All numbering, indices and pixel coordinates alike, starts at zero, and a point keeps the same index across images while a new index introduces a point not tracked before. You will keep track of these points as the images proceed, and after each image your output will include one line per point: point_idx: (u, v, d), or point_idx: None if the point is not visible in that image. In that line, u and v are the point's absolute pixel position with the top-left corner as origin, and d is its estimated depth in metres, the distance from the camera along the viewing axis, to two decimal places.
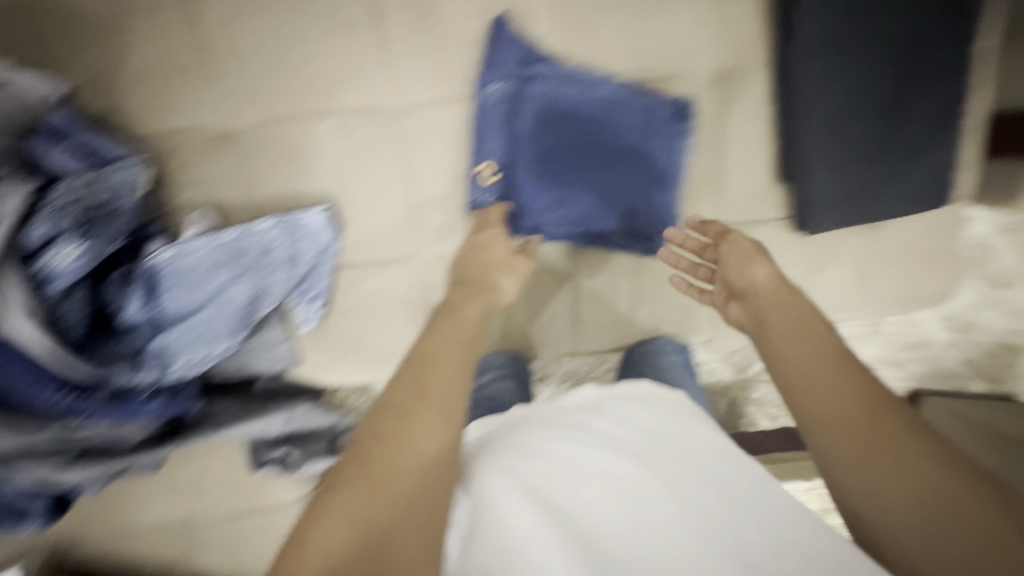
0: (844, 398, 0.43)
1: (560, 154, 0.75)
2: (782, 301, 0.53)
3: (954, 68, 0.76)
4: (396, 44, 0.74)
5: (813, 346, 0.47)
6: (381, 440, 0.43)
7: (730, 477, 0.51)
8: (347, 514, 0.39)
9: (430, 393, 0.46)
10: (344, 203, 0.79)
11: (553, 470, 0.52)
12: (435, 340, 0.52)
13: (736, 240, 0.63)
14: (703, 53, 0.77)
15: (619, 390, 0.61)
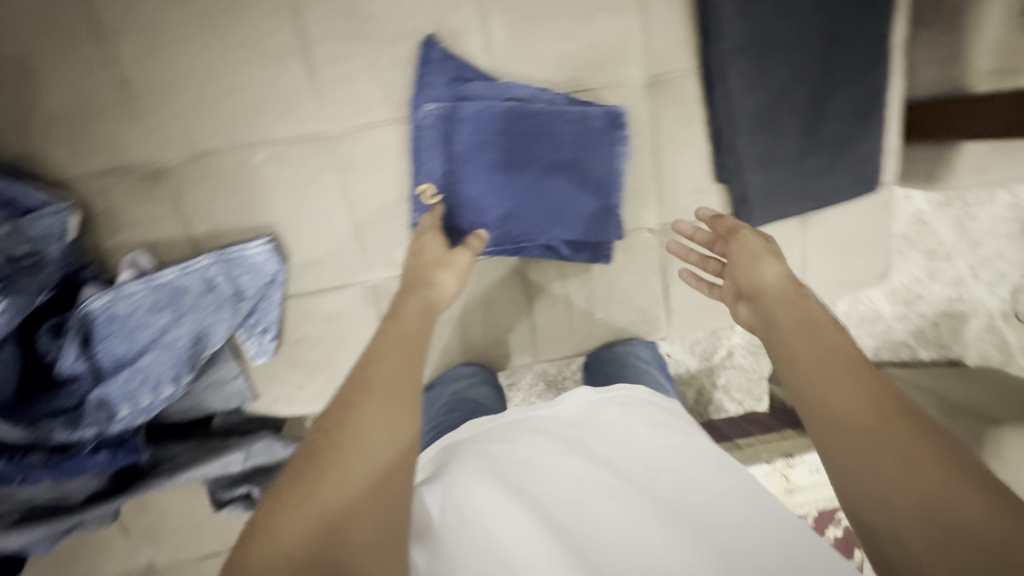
0: (849, 400, 0.41)
1: (499, 171, 0.75)
2: (794, 302, 0.50)
3: (868, 62, 0.79)
4: (326, 70, 0.73)
5: (823, 349, 0.45)
6: (333, 431, 0.44)
7: (713, 489, 0.52)
8: (293, 507, 0.39)
9: (384, 387, 0.48)
10: (286, 234, 0.77)
11: (541, 477, 0.55)
12: (384, 347, 0.52)
13: (746, 238, 0.59)
14: (631, 61, 0.78)
15: (612, 398, 0.63)
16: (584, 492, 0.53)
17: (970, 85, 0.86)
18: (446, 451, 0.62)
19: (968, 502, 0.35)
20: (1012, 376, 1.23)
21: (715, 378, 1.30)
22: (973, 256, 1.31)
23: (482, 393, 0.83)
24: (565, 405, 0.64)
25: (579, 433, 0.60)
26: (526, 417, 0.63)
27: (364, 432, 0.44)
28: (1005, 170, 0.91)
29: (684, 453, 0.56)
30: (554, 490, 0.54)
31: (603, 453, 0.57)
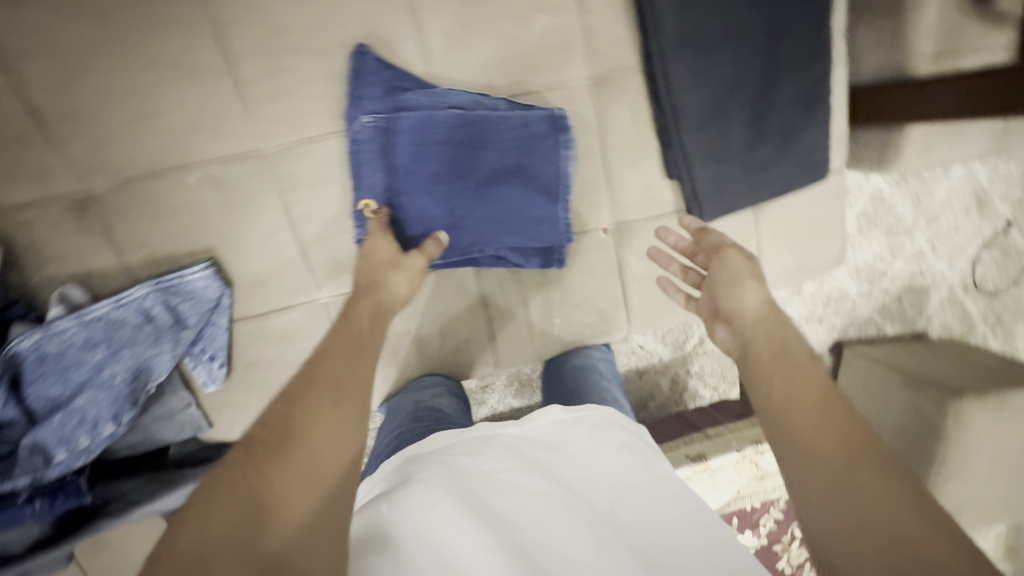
0: (825, 435, 0.40)
1: (441, 181, 0.74)
2: (774, 330, 0.49)
3: (810, 52, 0.78)
4: (255, 85, 0.70)
5: (798, 383, 0.43)
6: (272, 426, 0.41)
7: (672, 515, 0.50)
8: (218, 505, 0.36)
9: (336, 384, 0.46)
10: (227, 256, 0.74)
11: (506, 498, 0.51)
12: (330, 348, 0.50)
13: (730, 258, 0.57)
14: (572, 62, 0.77)
15: (582, 418, 0.58)
16: (550, 517, 0.49)
17: (913, 69, 0.87)
18: (405, 461, 0.56)
19: (939, 555, 0.33)
20: (970, 345, 1.27)
21: (690, 366, 1.31)
22: (932, 231, 1.33)
23: (446, 402, 0.80)
24: (534, 424, 0.58)
25: (550, 455, 0.55)
26: (494, 433, 0.57)
27: (311, 434, 0.41)
28: (952, 150, 0.92)
29: (647, 477, 0.52)
30: (518, 513, 0.50)
31: (571, 476, 0.53)
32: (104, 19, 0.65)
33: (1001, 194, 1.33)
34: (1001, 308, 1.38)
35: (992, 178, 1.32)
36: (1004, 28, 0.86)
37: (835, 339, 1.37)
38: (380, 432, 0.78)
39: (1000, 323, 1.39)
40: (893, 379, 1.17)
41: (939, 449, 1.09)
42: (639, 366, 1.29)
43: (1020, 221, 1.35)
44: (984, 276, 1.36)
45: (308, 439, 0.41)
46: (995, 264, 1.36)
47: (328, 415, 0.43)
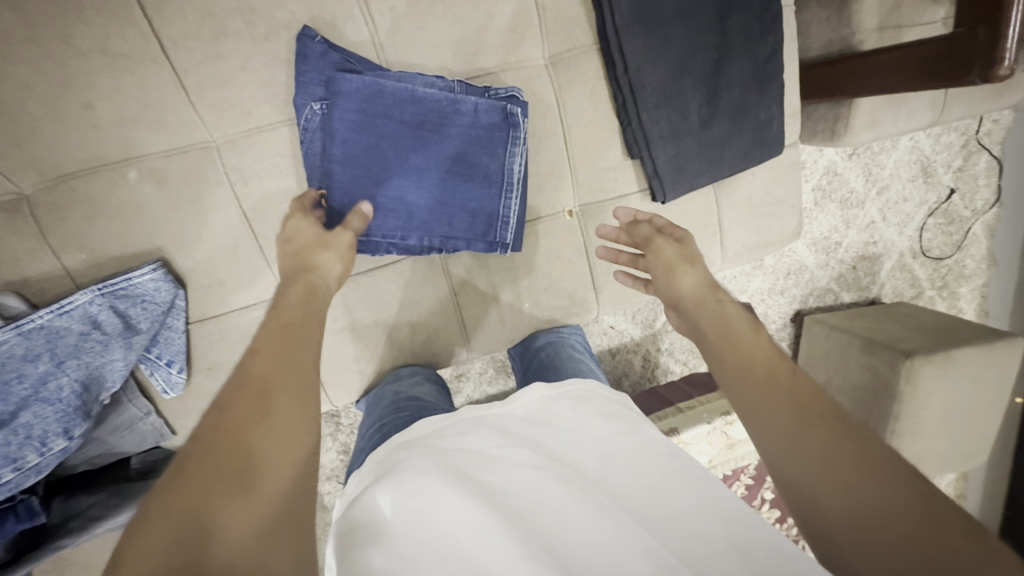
0: (777, 406, 0.45)
1: (381, 153, 0.70)
2: (711, 311, 0.56)
3: (758, 26, 0.80)
4: (195, 72, 0.66)
5: (749, 359, 0.49)
6: (203, 440, 0.40)
7: (662, 471, 0.49)
8: (155, 535, 0.34)
9: (274, 386, 0.45)
10: (179, 255, 0.71)
11: (497, 471, 0.50)
12: (264, 341, 0.50)
13: (661, 247, 0.65)
14: (528, 42, 0.76)
15: (566, 392, 0.60)
16: (541, 487, 0.48)
17: (858, 43, 0.89)
18: (395, 450, 0.57)
19: (890, 507, 0.37)
20: (917, 307, 1.34)
21: (660, 343, 1.34)
22: (882, 200, 1.38)
23: (425, 390, 0.79)
24: (520, 402, 0.60)
25: (535, 429, 0.56)
26: (480, 414, 0.59)
27: (263, 440, 0.41)
28: (898, 122, 0.96)
29: (633, 440, 0.53)
30: (509, 486, 0.49)
31: (559, 446, 0.53)
32: (19, 3, 0.60)
33: (943, 163, 1.40)
34: (947, 271, 1.46)
35: (935, 147, 1.38)
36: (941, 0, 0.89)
37: (796, 310, 1.42)
38: (362, 425, 0.78)
39: (946, 286, 1.47)
40: (851, 344, 1.22)
41: (895, 407, 1.15)
42: (611, 346, 1.31)
43: (961, 187, 1.42)
44: (930, 243, 1.43)
45: (255, 445, 0.40)
46: (940, 231, 1.43)
47: (278, 421, 0.43)
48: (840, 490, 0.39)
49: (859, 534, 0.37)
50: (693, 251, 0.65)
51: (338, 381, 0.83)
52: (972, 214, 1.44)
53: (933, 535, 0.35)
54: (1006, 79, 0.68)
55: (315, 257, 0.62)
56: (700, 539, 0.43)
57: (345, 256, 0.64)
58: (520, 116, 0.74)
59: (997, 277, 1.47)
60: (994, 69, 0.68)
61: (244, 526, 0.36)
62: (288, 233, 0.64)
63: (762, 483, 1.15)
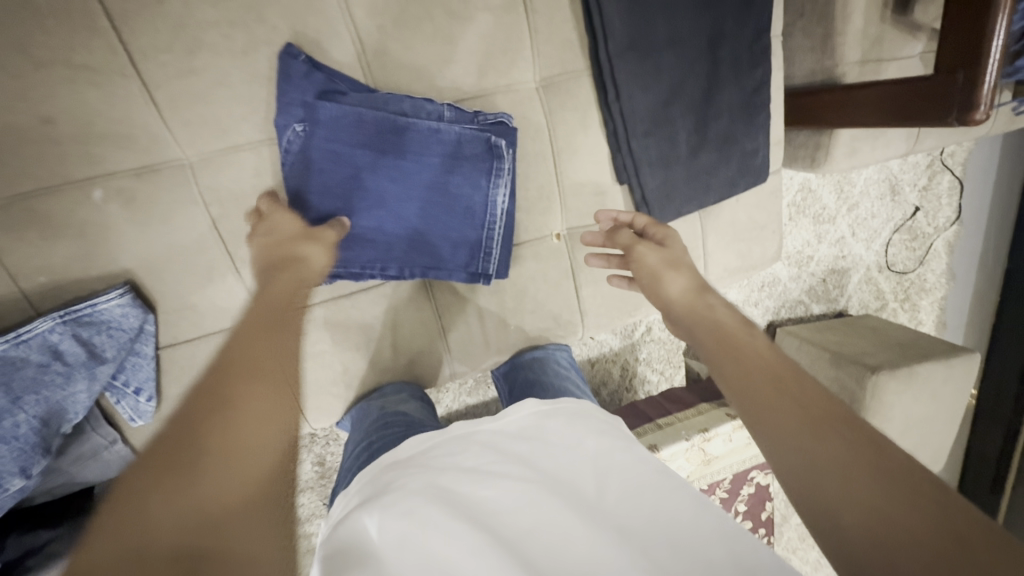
0: (777, 411, 0.44)
1: (362, 177, 0.68)
2: (701, 317, 0.58)
3: (748, 56, 0.80)
4: (167, 88, 0.62)
5: (743, 359, 0.50)
6: (186, 422, 0.37)
7: (656, 488, 0.49)
8: (141, 524, 0.31)
9: (261, 371, 0.42)
10: (147, 277, 0.67)
11: (489, 488, 0.49)
12: (252, 324, 0.48)
13: (644, 255, 0.67)
14: (519, 63, 0.75)
15: (559, 410, 0.60)
16: (533, 503, 0.48)
17: (840, 75, 0.91)
18: (385, 470, 0.55)
19: (903, 514, 0.35)
20: (883, 321, 1.39)
21: (638, 353, 1.35)
22: (852, 216, 1.42)
23: (412, 406, 0.77)
24: (513, 418, 0.60)
25: (529, 445, 0.55)
26: (470, 431, 0.58)
27: (244, 429, 0.38)
28: (875, 151, 0.98)
29: (628, 458, 0.53)
30: (501, 502, 0.48)
31: (552, 461, 0.53)
32: None
33: (910, 182, 1.44)
34: (910, 285, 1.52)
35: (903, 167, 1.42)
36: (919, 35, 0.92)
37: (768, 321, 1.45)
38: (347, 443, 0.76)
39: (908, 299, 1.53)
40: (821, 358, 1.26)
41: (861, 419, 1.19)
42: (591, 357, 1.30)
43: (926, 206, 1.47)
44: (895, 257, 1.49)
45: (246, 435, 0.37)
46: (905, 246, 1.48)
47: (262, 410, 0.40)
48: (844, 493, 0.38)
49: (866, 541, 0.36)
50: (675, 253, 0.66)
51: (317, 405, 0.80)
52: (934, 230, 1.49)
53: (943, 536, 0.33)
54: (981, 123, 0.72)
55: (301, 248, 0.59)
56: (699, 558, 0.43)
57: (331, 252, 0.62)
58: (508, 143, 0.72)
59: (954, 290, 1.55)
60: (970, 114, 0.72)
61: (240, 516, 0.34)
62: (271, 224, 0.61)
63: (736, 494, 1.18)
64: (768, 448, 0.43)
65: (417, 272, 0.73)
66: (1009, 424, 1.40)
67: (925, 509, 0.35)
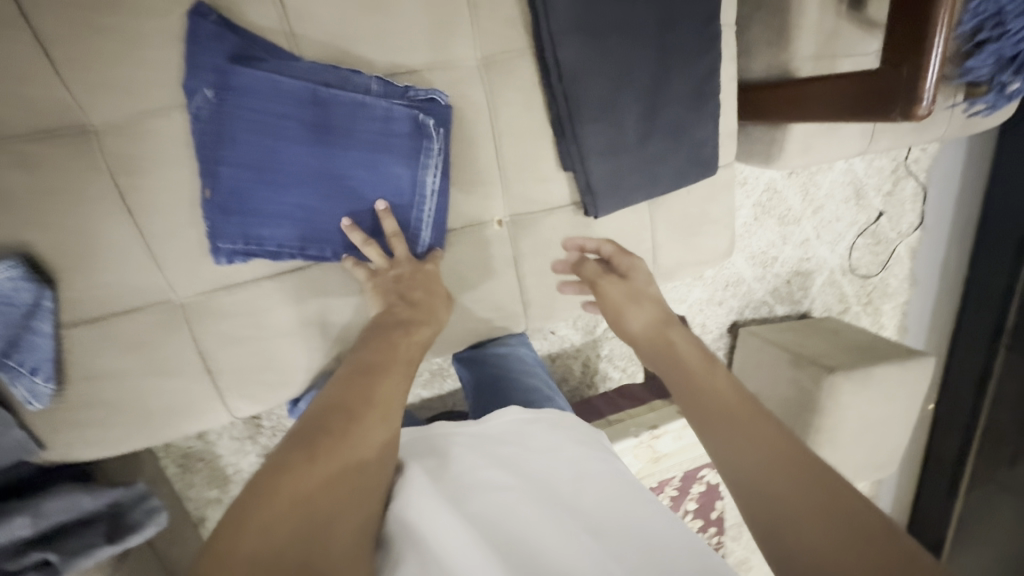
0: (765, 450, 0.47)
1: (281, 152, 0.64)
2: (663, 355, 0.61)
3: (697, 43, 0.77)
4: (65, 45, 0.58)
5: (717, 396, 0.53)
6: (320, 426, 0.47)
7: (631, 493, 0.50)
8: (272, 513, 0.41)
9: (374, 397, 0.51)
10: (47, 252, 0.62)
11: (486, 500, 0.48)
12: (383, 351, 0.57)
13: (607, 288, 0.70)
14: (458, 39, 0.71)
15: (543, 416, 0.58)
16: (525, 515, 0.47)
17: (795, 69, 0.89)
18: None
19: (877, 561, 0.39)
20: (844, 324, 1.39)
21: (600, 349, 1.32)
22: (817, 218, 1.41)
23: None
24: (495, 420, 0.57)
25: (515, 451, 0.53)
26: (452, 431, 0.56)
27: (352, 442, 0.47)
28: (830, 148, 0.97)
29: (605, 466, 0.53)
30: (492, 514, 0.47)
31: (539, 468, 0.52)
32: None
33: (875, 187, 1.43)
34: (872, 289, 1.52)
35: (868, 171, 1.41)
36: (874, 33, 0.91)
37: (732, 321, 1.44)
38: None
39: (870, 303, 1.53)
40: (780, 359, 1.25)
41: (815, 419, 1.20)
42: (551, 352, 1.28)
43: (890, 210, 1.46)
44: (858, 261, 1.48)
45: (352, 448, 0.47)
46: (868, 251, 1.48)
47: (362, 433, 0.48)
48: (810, 537, 0.42)
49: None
50: (638, 285, 0.69)
51: (243, 394, 0.76)
52: (897, 236, 1.49)
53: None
54: (924, 119, 0.71)
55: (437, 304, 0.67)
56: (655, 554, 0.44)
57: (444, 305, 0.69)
58: (437, 122, 0.69)
59: (916, 296, 1.55)
60: (912, 109, 0.71)
61: (329, 524, 0.42)
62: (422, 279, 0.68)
63: (687, 493, 1.17)
64: (749, 483, 0.46)
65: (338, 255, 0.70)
66: (965, 432, 1.43)
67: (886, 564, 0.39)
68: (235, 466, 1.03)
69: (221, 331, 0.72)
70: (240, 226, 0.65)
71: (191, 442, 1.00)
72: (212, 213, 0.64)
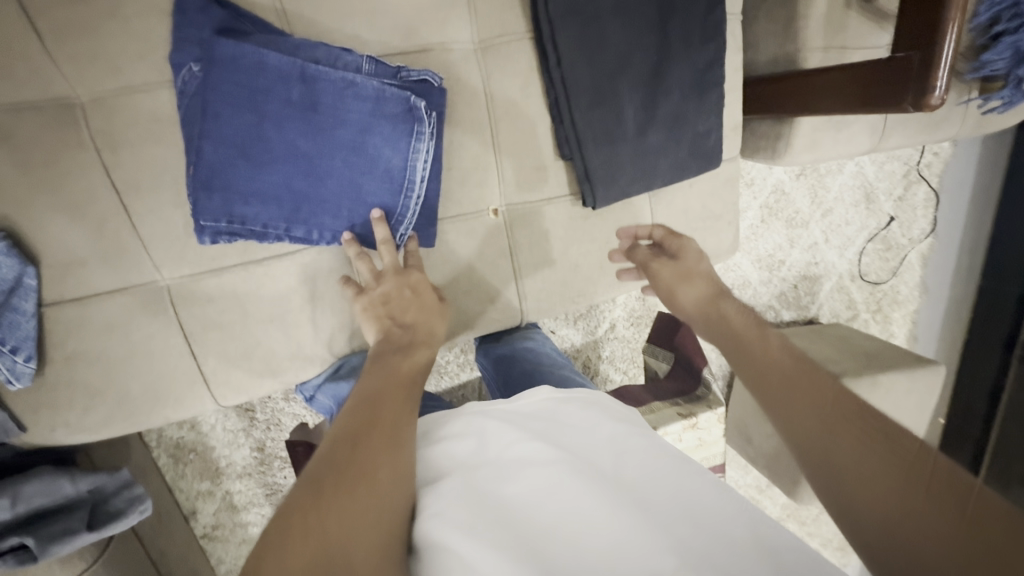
0: (803, 399, 0.46)
1: (267, 129, 0.63)
2: (716, 325, 0.60)
3: (699, 28, 0.76)
4: (53, 15, 0.58)
5: (761, 355, 0.51)
6: (331, 462, 0.43)
7: (683, 472, 0.46)
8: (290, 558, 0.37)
9: (383, 420, 0.48)
10: (30, 226, 0.61)
11: (515, 475, 0.47)
12: (382, 377, 0.53)
13: (659, 269, 0.69)
14: (453, 23, 0.70)
15: (571, 396, 0.56)
16: (559, 487, 0.45)
17: (802, 60, 0.86)
18: None
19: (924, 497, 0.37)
20: (852, 330, 1.35)
21: (601, 351, 1.25)
22: (826, 222, 1.37)
23: None
24: (525, 398, 0.56)
25: (545, 426, 0.52)
26: (483, 407, 0.55)
27: (369, 470, 0.43)
28: (838, 145, 0.94)
29: (647, 443, 0.49)
30: (523, 491, 0.45)
31: (573, 441, 0.50)
32: None
33: (886, 191, 1.40)
34: (882, 296, 1.47)
35: (878, 174, 1.38)
36: (885, 26, 0.88)
37: None
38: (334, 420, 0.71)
39: (880, 310, 1.48)
40: None
41: None
42: None
43: (901, 216, 1.42)
44: (868, 267, 1.44)
45: (368, 476, 0.43)
46: (879, 256, 1.44)
47: (380, 460, 0.44)
48: (862, 474, 0.40)
49: (885, 522, 0.38)
50: (690, 265, 0.67)
51: (228, 382, 0.74)
52: (909, 242, 1.45)
53: (942, 505, 0.37)
54: (937, 109, 0.69)
55: (434, 322, 0.63)
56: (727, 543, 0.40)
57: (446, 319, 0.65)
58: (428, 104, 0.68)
59: (926, 305, 1.50)
60: (925, 99, 0.68)
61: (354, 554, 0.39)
62: (414, 283, 0.65)
63: None
64: (793, 434, 0.45)
65: (323, 237, 0.68)
66: None
67: (928, 486, 0.38)
68: (225, 460, 1.01)
69: (205, 316, 0.71)
70: (226, 206, 0.63)
71: (182, 433, 0.99)
72: (193, 190, 0.62)
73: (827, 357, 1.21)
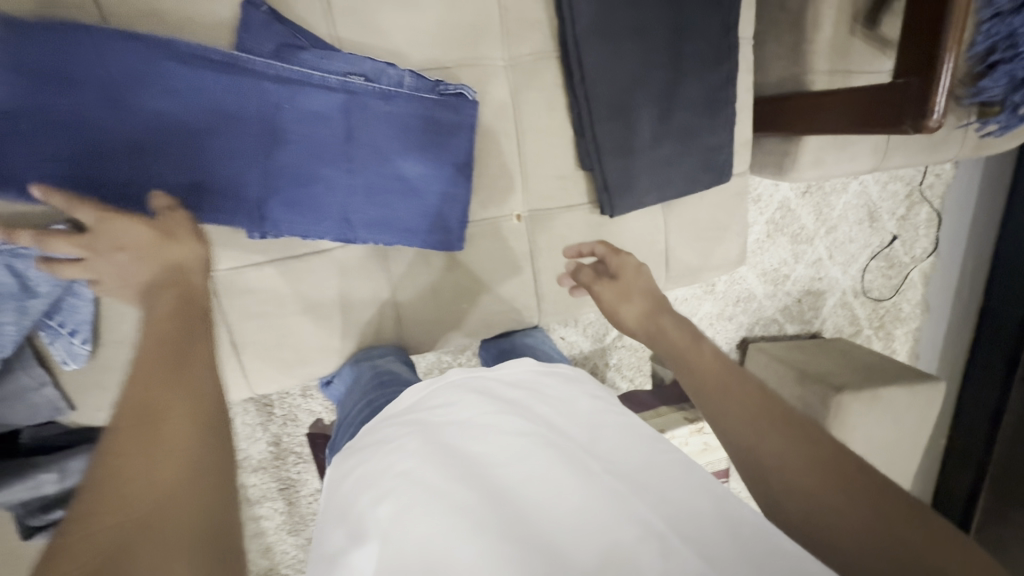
0: (750, 413, 0.48)
1: (305, 132, 0.68)
2: (655, 341, 0.61)
3: (712, 50, 0.81)
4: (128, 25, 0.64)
5: (707, 367, 0.54)
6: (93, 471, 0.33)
7: (651, 451, 0.47)
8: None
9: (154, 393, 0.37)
10: None
11: (486, 439, 0.47)
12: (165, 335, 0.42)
13: (601, 292, 0.70)
14: (485, 41, 0.76)
15: (556, 371, 0.58)
16: (529, 454, 0.45)
17: (808, 82, 0.91)
18: (385, 420, 0.53)
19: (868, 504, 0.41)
20: (853, 344, 1.38)
21: (608, 358, 1.29)
22: (829, 239, 1.42)
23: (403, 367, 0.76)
24: (507, 370, 0.57)
25: (524, 397, 0.52)
26: (467, 378, 0.56)
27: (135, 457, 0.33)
28: (843, 164, 0.99)
29: (621, 423, 0.50)
30: (493, 455, 0.45)
31: (549, 414, 0.50)
32: None
33: (888, 211, 1.44)
34: (885, 312, 1.51)
35: (882, 194, 1.43)
36: (887, 53, 0.94)
37: (742, 337, 1.43)
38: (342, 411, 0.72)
39: (882, 326, 1.52)
40: (787, 374, 1.26)
41: None
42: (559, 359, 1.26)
43: (903, 235, 1.47)
44: (870, 284, 1.48)
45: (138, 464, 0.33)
46: (881, 274, 1.48)
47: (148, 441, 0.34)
48: (815, 485, 0.43)
49: (844, 535, 0.41)
50: (630, 283, 0.69)
51: (260, 371, 0.78)
52: (911, 260, 1.49)
53: (904, 521, 0.40)
54: (935, 131, 0.73)
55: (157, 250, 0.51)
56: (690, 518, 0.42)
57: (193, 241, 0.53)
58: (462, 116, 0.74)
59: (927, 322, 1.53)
60: (924, 121, 0.73)
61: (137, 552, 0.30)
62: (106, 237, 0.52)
63: None
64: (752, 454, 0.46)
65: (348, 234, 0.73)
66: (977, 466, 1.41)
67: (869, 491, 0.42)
68: (244, 453, 1.03)
69: (244, 307, 0.75)
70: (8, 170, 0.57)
71: None
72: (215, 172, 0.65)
73: (831, 370, 1.25)
